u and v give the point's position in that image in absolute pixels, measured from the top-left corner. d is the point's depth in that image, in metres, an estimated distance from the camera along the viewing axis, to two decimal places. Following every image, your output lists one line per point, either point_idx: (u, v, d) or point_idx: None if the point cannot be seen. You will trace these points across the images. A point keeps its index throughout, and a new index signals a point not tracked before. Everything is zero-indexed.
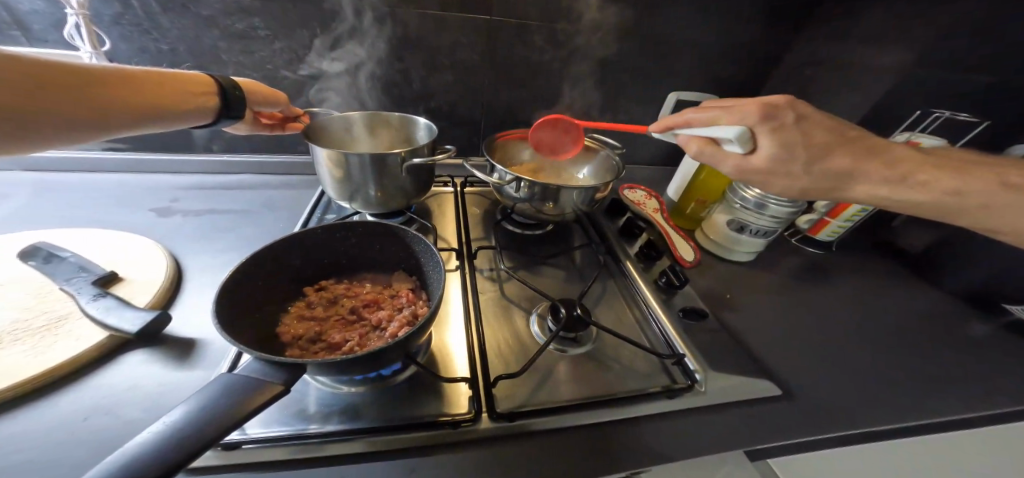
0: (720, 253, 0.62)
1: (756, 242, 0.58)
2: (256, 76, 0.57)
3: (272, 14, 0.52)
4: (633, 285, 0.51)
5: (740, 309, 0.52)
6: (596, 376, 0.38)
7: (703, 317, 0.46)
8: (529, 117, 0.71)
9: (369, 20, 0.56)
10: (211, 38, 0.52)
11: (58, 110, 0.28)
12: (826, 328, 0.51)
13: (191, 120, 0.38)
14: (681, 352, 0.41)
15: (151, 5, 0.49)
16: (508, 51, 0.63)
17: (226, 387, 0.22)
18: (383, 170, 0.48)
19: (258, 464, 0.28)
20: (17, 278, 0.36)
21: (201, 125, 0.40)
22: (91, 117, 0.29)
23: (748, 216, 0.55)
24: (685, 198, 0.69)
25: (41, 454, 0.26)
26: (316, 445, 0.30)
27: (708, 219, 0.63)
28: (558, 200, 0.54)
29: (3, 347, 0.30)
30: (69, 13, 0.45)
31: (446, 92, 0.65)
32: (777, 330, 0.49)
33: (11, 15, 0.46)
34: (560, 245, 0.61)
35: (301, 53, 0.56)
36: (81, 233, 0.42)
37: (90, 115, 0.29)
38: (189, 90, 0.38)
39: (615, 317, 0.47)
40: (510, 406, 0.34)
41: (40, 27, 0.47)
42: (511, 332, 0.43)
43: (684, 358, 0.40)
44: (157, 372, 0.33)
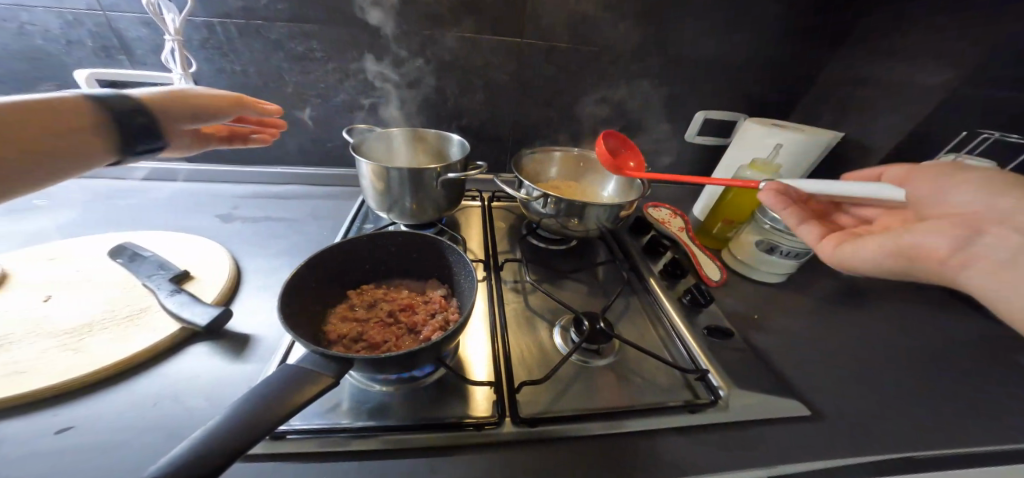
0: (748, 274, 0.61)
1: (787, 264, 0.57)
2: (310, 95, 0.63)
3: (328, 39, 0.58)
4: (656, 303, 0.52)
5: (766, 328, 0.51)
6: (618, 388, 0.39)
7: (729, 336, 0.46)
8: (556, 134, 0.74)
9: (413, 44, 0.61)
10: (277, 59, 0.59)
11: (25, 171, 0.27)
12: (861, 353, 0.49)
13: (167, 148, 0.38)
14: (704, 369, 0.41)
15: (230, 32, 0.55)
16: (540, 72, 0.66)
17: (288, 375, 0.25)
18: (420, 184, 0.51)
19: (300, 454, 0.31)
20: (109, 272, 0.42)
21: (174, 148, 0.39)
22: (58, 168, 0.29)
23: (778, 237, 0.55)
24: (711, 218, 0.68)
25: (128, 429, 0.30)
26: (353, 440, 0.32)
27: (735, 239, 0.63)
28: (583, 216, 0.56)
29: (100, 333, 0.36)
30: (167, 38, 0.50)
31: (479, 110, 0.69)
32: (807, 352, 0.48)
33: (120, 41, 0.52)
34: (583, 261, 0.62)
35: (350, 74, 0.62)
36: (160, 235, 0.48)
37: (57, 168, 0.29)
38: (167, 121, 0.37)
39: (637, 332, 0.47)
40: (532, 412, 0.36)
41: (142, 52, 0.53)
42: (534, 341, 0.44)
43: (707, 375, 0.40)
44: (219, 363, 0.37)
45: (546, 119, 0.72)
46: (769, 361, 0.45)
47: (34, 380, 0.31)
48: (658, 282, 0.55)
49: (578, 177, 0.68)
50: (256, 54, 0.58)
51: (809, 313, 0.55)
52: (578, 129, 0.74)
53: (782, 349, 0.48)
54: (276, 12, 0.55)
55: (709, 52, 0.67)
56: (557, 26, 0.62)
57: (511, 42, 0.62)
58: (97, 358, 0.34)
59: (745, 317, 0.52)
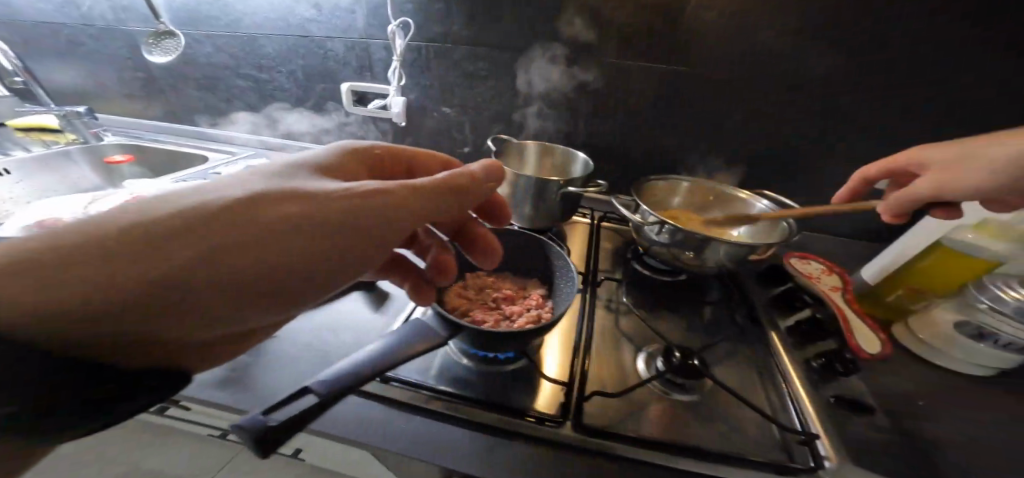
0: (932, 360, 0.46)
1: (1006, 357, 0.42)
2: (470, 108, 0.75)
3: (495, 61, 0.69)
4: (776, 358, 0.45)
5: (942, 419, 0.39)
6: (692, 428, 0.38)
7: (867, 413, 0.38)
8: (686, 160, 0.71)
9: (561, 66, 0.67)
10: (453, 78, 0.72)
11: None
12: None
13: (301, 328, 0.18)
14: (814, 433, 0.36)
15: (430, 55, 0.71)
16: (685, 96, 0.65)
17: (416, 328, 0.32)
18: (544, 191, 0.57)
19: (393, 401, 0.37)
20: None
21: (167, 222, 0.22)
22: None
23: (997, 324, 0.41)
24: (887, 282, 0.53)
25: (315, 339, 0.42)
26: (437, 400, 0.37)
27: (920, 315, 0.49)
28: (702, 251, 0.53)
29: None
30: (394, 58, 0.68)
31: (609, 132, 0.72)
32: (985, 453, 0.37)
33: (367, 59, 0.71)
34: (694, 296, 0.58)
35: (505, 90, 0.72)
36: None
37: None
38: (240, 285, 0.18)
39: (735, 380, 0.43)
40: (597, 423, 0.37)
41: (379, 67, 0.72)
42: (616, 360, 0.45)
43: (816, 440, 0.35)
44: (366, 308, 0.48)
45: (679, 143, 0.70)
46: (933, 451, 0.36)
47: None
48: (781, 339, 0.48)
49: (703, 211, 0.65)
50: (439, 71, 0.72)
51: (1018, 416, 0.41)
52: (712, 156, 0.70)
53: (960, 442, 0.37)
54: (462, 37, 0.68)
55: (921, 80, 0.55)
56: (718, 47, 0.60)
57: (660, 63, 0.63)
58: None
59: (909, 400, 0.41)
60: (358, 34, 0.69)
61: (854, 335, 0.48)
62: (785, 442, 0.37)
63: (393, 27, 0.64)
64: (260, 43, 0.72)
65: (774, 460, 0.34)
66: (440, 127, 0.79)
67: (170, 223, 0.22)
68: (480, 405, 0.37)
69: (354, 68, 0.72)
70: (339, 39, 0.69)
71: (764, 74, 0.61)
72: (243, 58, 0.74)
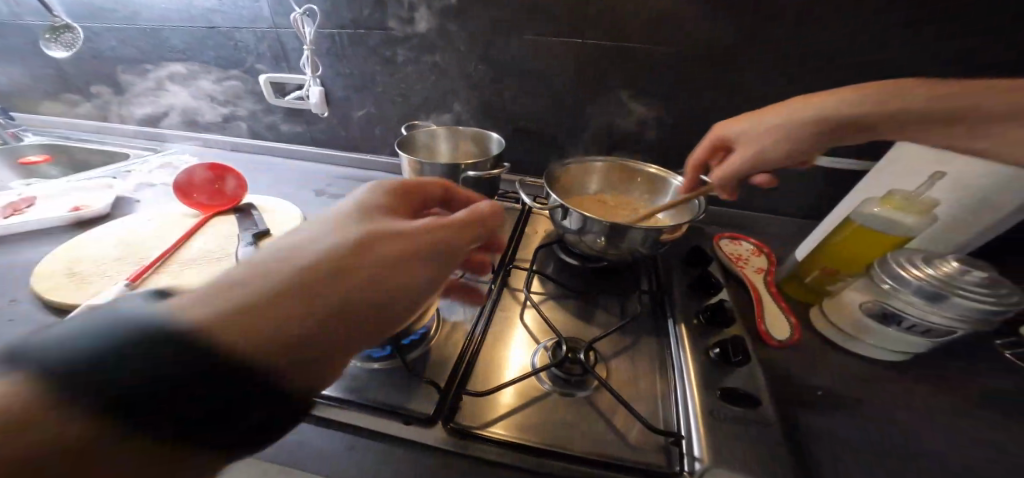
0: (842, 344, 0.45)
1: (912, 341, 0.40)
2: (394, 95, 0.73)
3: (410, 44, 0.67)
4: (676, 353, 0.44)
5: (835, 412, 0.39)
6: (565, 427, 0.38)
7: (754, 406, 0.36)
8: (615, 141, 0.69)
9: (477, 47, 0.65)
10: (372, 64, 0.70)
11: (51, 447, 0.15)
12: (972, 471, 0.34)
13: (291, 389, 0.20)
14: (686, 433, 0.36)
15: (344, 41, 0.68)
16: (604, 74, 0.63)
17: None
18: (452, 177, 0.54)
19: None
20: (227, 229, 0.58)
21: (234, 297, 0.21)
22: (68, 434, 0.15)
23: (901, 306, 0.38)
24: (807, 262, 0.50)
25: None
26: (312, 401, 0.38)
27: (834, 297, 0.46)
28: (614, 236, 0.50)
29: (199, 266, 0.51)
30: (305, 48, 0.68)
31: (534, 115, 0.70)
32: (859, 437, 0.37)
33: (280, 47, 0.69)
34: (617, 286, 0.57)
35: (426, 76, 0.70)
36: (271, 201, 0.65)
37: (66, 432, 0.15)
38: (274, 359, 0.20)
39: (627, 376, 0.44)
40: (470, 423, 0.37)
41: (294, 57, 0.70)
42: (512, 355, 0.45)
43: (685, 439, 0.36)
44: None
45: (606, 125, 0.68)
46: (811, 447, 0.35)
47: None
48: (688, 328, 0.46)
49: (625, 191, 0.66)
50: (357, 58, 0.70)
51: (912, 404, 0.40)
52: (641, 139, 0.67)
53: (843, 434, 0.37)
54: (374, 22, 0.66)
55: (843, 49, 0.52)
56: (631, 23, 0.57)
57: (573, 38, 0.60)
58: (190, 283, 0.48)
59: (804, 392, 0.40)
60: (267, 23, 0.70)
61: (766, 320, 0.46)
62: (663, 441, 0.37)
63: (295, 14, 0.64)
64: (165, 34, 0.76)
65: (641, 460, 0.35)
66: (369, 116, 0.77)
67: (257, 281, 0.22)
68: (353, 405, 0.38)
69: (269, 60, 0.74)
70: (249, 30, 0.71)
71: (682, 50, 0.58)
72: (162, 54, 0.79)
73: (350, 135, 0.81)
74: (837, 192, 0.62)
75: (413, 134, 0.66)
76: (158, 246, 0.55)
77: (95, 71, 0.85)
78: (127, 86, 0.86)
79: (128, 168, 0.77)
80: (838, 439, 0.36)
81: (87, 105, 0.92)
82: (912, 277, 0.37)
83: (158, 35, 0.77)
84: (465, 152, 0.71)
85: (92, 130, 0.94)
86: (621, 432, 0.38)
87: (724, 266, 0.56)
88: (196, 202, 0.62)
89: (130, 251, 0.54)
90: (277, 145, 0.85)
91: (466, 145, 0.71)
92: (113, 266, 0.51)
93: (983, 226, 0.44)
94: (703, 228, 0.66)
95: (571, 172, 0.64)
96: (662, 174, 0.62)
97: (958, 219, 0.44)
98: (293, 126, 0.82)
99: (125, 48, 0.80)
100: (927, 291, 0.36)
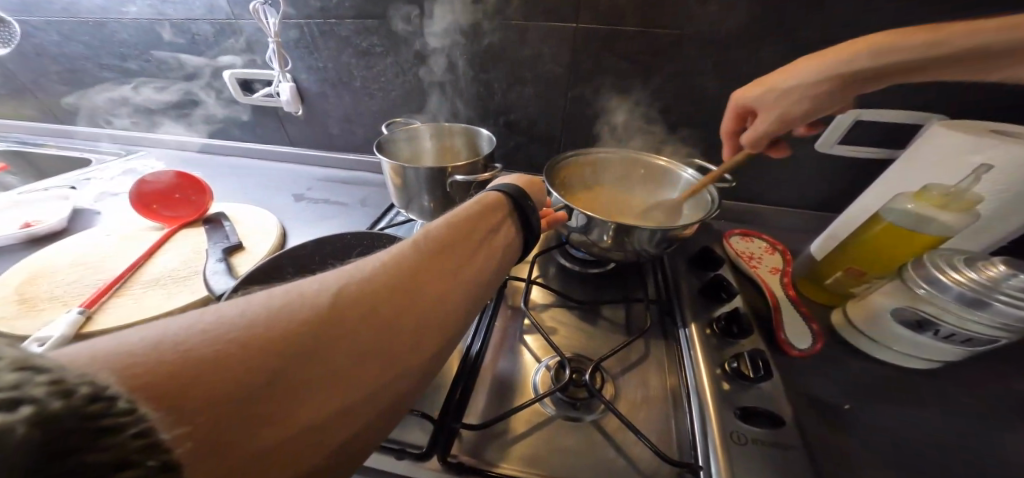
0: (866, 350, 0.42)
1: (947, 348, 0.37)
2: (373, 88, 0.67)
3: (387, 32, 0.61)
4: (689, 367, 0.40)
5: (869, 428, 0.36)
6: (571, 457, 0.34)
7: (776, 427, 0.32)
8: (614, 133, 0.64)
9: (460, 34, 0.59)
10: (347, 55, 0.64)
11: (226, 423, 0.15)
12: None
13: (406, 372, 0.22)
14: (704, 461, 0.32)
15: (314, 32, 0.62)
16: (599, 62, 0.58)
17: None
18: (437, 181, 0.49)
19: None
20: (196, 244, 0.53)
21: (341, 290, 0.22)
22: (240, 405, 0.16)
23: (937, 312, 0.35)
24: (830, 262, 0.47)
25: None
26: None
27: (857, 301, 0.43)
28: (619, 236, 0.45)
29: (161, 287, 0.46)
30: (269, 41, 0.62)
31: (527, 107, 0.65)
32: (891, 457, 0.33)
33: None
34: (620, 292, 0.54)
35: (406, 67, 0.64)
36: (242, 210, 0.60)
37: (239, 403, 0.16)
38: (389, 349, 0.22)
39: (637, 394, 0.40)
40: (467, 458, 0.34)
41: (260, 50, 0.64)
42: (512, 377, 0.41)
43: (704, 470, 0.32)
44: None
45: (604, 116, 0.63)
46: (846, 470, 0.32)
47: (102, 321, 0.41)
48: (702, 337, 0.42)
49: (632, 185, 0.62)
50: (330, 51, 0.64)
51: (949, 416, 0.37)
52: (644, 130, 0.63)
53: (880, 453, 0.33)
54: (346, 11, 0.60)
55: (866, 28, 0.47)
56: (630, 4, 0.52)
57: (564, 23, 0.55)
58: (149, 308, 0.43)
59: (832, 407, 0.37)
60: (224, 14, 0.63)
61: (785, 328, 0.43)
62: (680, 470, 0.33)
63: (255, 4, 0.58)
64: (113, 28, 0.70)
65: None
66: (348, 113, 0.71)
67: (354, 284, 0.23)
68: None
69: (232, 54, 0.68)
70: (205, 22, 0.65)
71: (685, 33, 0.52)
72: (115, 51, 0.73)
73: (329, 133, 0.75)
74: (854, 183, 0.58)
75: (394, 134, 0.61)
76: (119, 263, 0.50)
77: (42, 68, 0.79)
78: (82, 85, 0.79)
79: (88, 175, 0.71)
80: (877, 459, 0.33)
81: (39, 106, 0.85)
82: (950, 282, 0.33)
83: (105, 29, 0.70)
84: (452, 150, 0.66)
85: (49, 133, 0.87)
86: (633, 460, 0.34)
87: (736, 267, 0.52)
88: (161, 216, 0.57)
89: (88, 269, 0.49)
90: (253, 145, 0.80)
91: (453, 142, 0.66)
92: (67, 289, 0.46)
93: (1021, 221, 0.41)
94: (711, 224, 0.63)
95: (572, 170, 0.59)
96: (671, 167, 0.57)
97: (994, 215, 0.41)
98: (266, 126, 0.77)
99: (69, 44, 0.74)
100: (966, 298, 0.33)
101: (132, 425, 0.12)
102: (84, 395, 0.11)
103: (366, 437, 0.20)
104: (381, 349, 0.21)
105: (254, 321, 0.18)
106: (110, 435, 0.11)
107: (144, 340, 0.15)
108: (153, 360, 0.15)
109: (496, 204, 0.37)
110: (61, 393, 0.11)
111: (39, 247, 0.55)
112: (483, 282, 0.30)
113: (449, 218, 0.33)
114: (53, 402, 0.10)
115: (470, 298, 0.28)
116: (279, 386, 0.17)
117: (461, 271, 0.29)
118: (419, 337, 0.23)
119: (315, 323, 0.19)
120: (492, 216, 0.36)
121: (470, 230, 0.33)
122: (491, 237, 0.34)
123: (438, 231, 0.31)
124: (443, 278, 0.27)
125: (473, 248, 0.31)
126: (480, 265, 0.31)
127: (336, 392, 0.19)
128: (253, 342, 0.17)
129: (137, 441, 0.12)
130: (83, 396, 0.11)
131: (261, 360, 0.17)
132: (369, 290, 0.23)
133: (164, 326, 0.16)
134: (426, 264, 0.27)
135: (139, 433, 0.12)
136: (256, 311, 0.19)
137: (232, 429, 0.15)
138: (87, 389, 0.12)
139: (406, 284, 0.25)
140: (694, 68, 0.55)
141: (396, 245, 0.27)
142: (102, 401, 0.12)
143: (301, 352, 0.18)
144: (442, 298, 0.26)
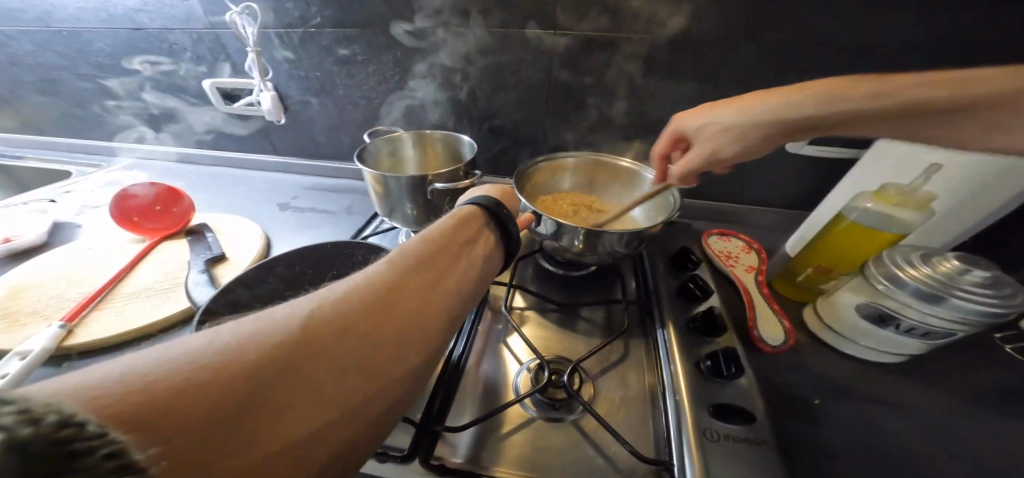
0: (837, 346, 0.44)
1: (909, 343, 0.39)
2: (358, 96, 0.68)
3: (367, 41, 0.62)
4: (667, 365, 0.42)
5: (841, 422, 0.37)
6: (551, 457, 0.35)
7: (746, 422, 0.33)
8: (595, 138, 0.66)
9: (440, 41, 0.60)
10: (329, 64, 0.65)
11: (202, 445, 0.15)
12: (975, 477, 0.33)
13: (386, 387, 0.23)
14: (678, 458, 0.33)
15: (295, 41, 0.63)
16: (578, 68, 0.59)
17: None
18: (417, 189, 0.50)
19: None
20: (178, 258, 0.53)
21: (312, 311, 0.23)
22: (218, 427, 0.16)
23: (898, 308, 0.37)
24: (800, 260, 0.49)
25: None
26: None
27: (826, 298, 0.45)
28: (594, 239, 0.46)
29: (145, 298, 0.46)
30: (249, 51, 0.63)
31: (508, 112, 0.66)
32: (864, 448, 0.35)
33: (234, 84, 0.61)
34: (602, 293, 0.55)
35: (388, 75, 0.65)
36: (226, 220, 0.60)
37: (217, 425, 0.16)
38: (365, 365, 0.22)
39: (615, 393, 0.41)
40: (450, 459, 0.34)
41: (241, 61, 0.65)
42: (495, 381, 0.42)
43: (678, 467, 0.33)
44: None
45: (585, 121, 0.64)
46: (817, 461, 0.33)
47: (84, 334, 0.41)
48: (679, 337, 0.43)
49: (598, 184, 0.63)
50: (311, 59, 0.65)
51: (915, 405, 0.39)
52: (624, 134, 0.64)
53: (852, 444, 0.35)
54: (325, 20, 0.60)
55: (829, 32, 0.48)
56: (603, 11, 0.53)
57: (540, 30, 0.56)
58: (133, 321, 0.43)
59: (806, 402, 0.39)
60: (202, 23, 0.63)
61: (759, 326, 0.44)
62: (657, 468, 0.34)
63: (233, 14, 0.58)
64: (89, 38, 0.69)
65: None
66: (333, 121, 0.72)
67: (325, 307, 0.23)
68: None
69: (211, 63, 0.68)
70: (183, 31, 0.65)
71: (660, 37, 0.54)
72: (91, 61, 0.72)
73: (314, 141, 0.75)
74: (828, 183, 0.60)
75: (375, 143, 0.62)
76: (100, 276, 0.50)
77: (17, 79, 0.78)
78: (59, 95, 0.79)
79: (68, 188, 0.70)
80: (848, 453, 0.34)
81: (17, 117, 0.84)
82: (907, 278, 0.35)
83: (80, 38, 0.70)
84: (434, 157, 0.67)
85: (28, 145, 0.86)
86: (613, 459, 0.35)
87: (714, 266, 0.54)
88: (143, 228, 0.56)
89: (69, 283, 0.49)
90: (235, 154, 0.79)
91: (435, 150, 0.67)
92: (51, 302, 0.46)
93: (977, 219, 0.43)
94: (691, 224, 0.64)
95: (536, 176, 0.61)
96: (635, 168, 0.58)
97: (950, 213, 0.43)
98: (250, 134, 0.77)
99: (44, 54, 0.73)
100: (922, 293, 0.34)
101: (104, 446, 0.13)
102: (54, 422, 0.13)
103: (353, 448, 0.21)
104: (359, 366, 0.22)
105: (227, 347, 0.19)
106: (82, 456, 0.12)
107: (114, 370, 0.16)
108: (124, 390, 0.15)
109: (472, 215, 0.38)
110: (29, 421, 0.12)
111: (18, 262, 0.54)
112: (465, 294, 0.31)
113: (426, 234, 0.34)
114: (23, 429, 0.12)
115: (452, 309, 0.29)
116: (257, 407, 0.18)
117: (441, 281, 0.30)
118: (400, 349, 0.24)
119: (289, 344, 0.20)
120: (469, 229, 0.37)
121: (448, 243, 0.33)
122: (469, 248, 0.35)
123: (413, 249, 0.31)
124: (420, 292, 0.28)
125: (451, 260, 0.32)
126: (461, 276, 0.32)
127: (316, 409, 0.20)
128: (225, 367, 0.18)
129: (109, 462, 0.13)
130: (53, 424, 0.13)
131: (236, 384, 0.17)
132: (343, 309, 0.23)
133: (138, 356, 0.17)
134: (403, 280, 0.28)
135: (110, 454, 0.13)
136: (227, 338, 0.19)
137: (211, 451, 0.16)
138: (56, 417, 0.13)
139: (382, 300, 0.25)
140: (668, 73, 0.56)
141: (371, 266, 0.28)
142: (72, 427, 0.13)
143: (276, 373, 0.19)
144: (421, 311, 0.27)
